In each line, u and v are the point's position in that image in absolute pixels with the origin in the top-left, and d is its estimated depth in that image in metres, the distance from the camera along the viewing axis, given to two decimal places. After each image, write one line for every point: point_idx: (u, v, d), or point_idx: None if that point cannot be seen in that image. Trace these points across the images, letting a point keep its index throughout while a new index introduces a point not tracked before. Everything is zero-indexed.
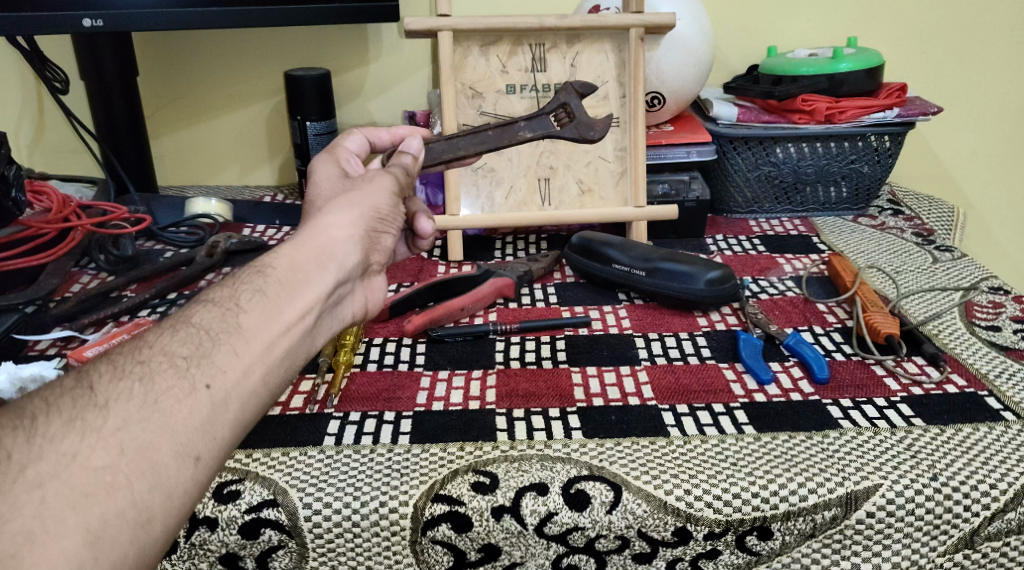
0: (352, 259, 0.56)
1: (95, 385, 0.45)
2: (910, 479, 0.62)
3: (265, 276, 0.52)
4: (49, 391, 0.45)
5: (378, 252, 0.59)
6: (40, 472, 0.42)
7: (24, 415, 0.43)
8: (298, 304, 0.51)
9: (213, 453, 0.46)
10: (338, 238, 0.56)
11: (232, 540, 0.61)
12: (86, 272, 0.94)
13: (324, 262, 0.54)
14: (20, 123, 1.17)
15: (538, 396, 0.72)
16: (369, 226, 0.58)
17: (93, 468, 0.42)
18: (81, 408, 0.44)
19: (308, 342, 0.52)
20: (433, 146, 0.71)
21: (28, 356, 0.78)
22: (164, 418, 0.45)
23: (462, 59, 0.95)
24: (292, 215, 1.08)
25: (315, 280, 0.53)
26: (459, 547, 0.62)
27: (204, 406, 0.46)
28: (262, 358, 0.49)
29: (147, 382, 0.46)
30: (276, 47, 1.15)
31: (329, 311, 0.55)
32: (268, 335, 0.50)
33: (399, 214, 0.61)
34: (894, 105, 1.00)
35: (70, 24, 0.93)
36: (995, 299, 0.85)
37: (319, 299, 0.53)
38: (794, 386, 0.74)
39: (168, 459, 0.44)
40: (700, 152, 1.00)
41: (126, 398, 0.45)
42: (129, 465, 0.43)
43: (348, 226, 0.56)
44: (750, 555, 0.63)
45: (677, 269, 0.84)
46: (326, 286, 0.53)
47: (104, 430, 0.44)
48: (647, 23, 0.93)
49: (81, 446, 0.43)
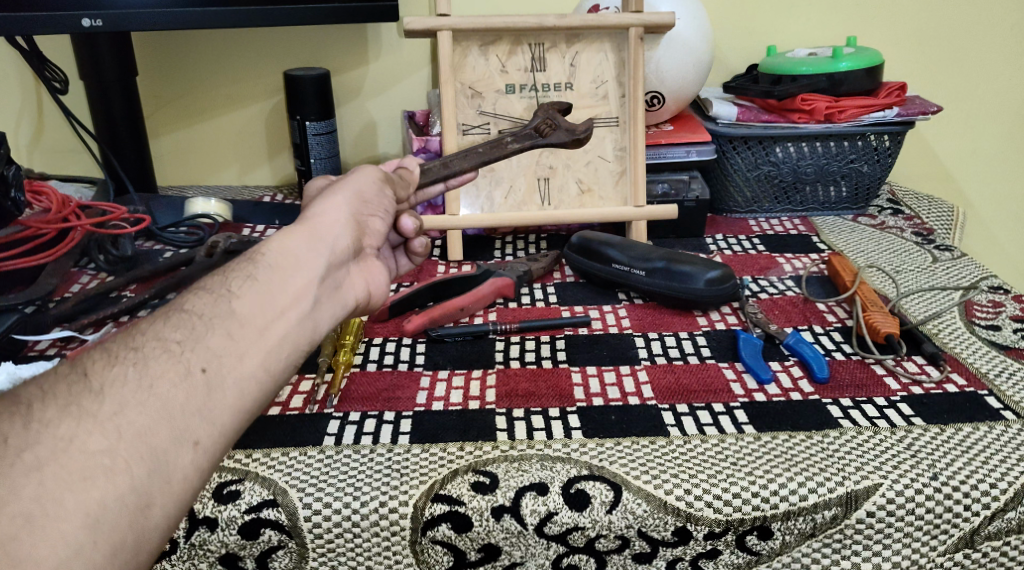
0: (340, 243, 0.57)
1: (90, 372, 0.45)
2: (909, 478, 0.62)
3: (256, 264, 0.53)
4: (43, 379, 0.45)
5: (366, 239, 0.61)
6: (37, 456, 0.42)
7: (20, 402, 0.43)
8: (290, 289, 0.53)
9: (213, 438, 0.47)
10: (321, 226, 0.57)
11: (232, 540, 0.61)
12: (85, 273, 0.94)
13: (313, 249, 0.55)
14: (20, 122, 1.17)
15: (538, 396, 0.72)
16: (349, 214, 0.59)
17: (91, 451, 0.43)
18: (76, 394, 0.44)
19: (309, 326, 0.53)
20: (430, 167, 0.74)
21: (28, 356, 0.78)
22: (161, 402, 0.45)
23: (462, 58, 0.95)
24: (291, 215, 1.08)
25: (308, 263, 0.54)
26: (459, 547, 0.62)
27: (201, 390, 0.47)
28: (259, 344, 0.50)
29: (142, 367, 0.46)
30: (275, 47, 1.15)
31: (328, 296, 0.55)
32: (263, 319, 0.50)
33: (380, 205, 0.63)
34: (894, 104, 1.00)
35: (69, 23, 0.93)
36: (995, 298, 0.85)
37: (312, 283, 0.54)
38: (794, 385, 0.74)
39: (167, 445, 0.45)
40: (700, 152, 1.00)
41: (121, 384, 0.45)
42: (128, 449, 0.44)
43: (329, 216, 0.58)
44: (750, 555, 0.63)
45: (676, 269, 0.84)
46: (318, 271, 0.55)
47: (100, 415, 0.44)
48: (646, 22, 0.93)
49: (76, 431, 0.43)
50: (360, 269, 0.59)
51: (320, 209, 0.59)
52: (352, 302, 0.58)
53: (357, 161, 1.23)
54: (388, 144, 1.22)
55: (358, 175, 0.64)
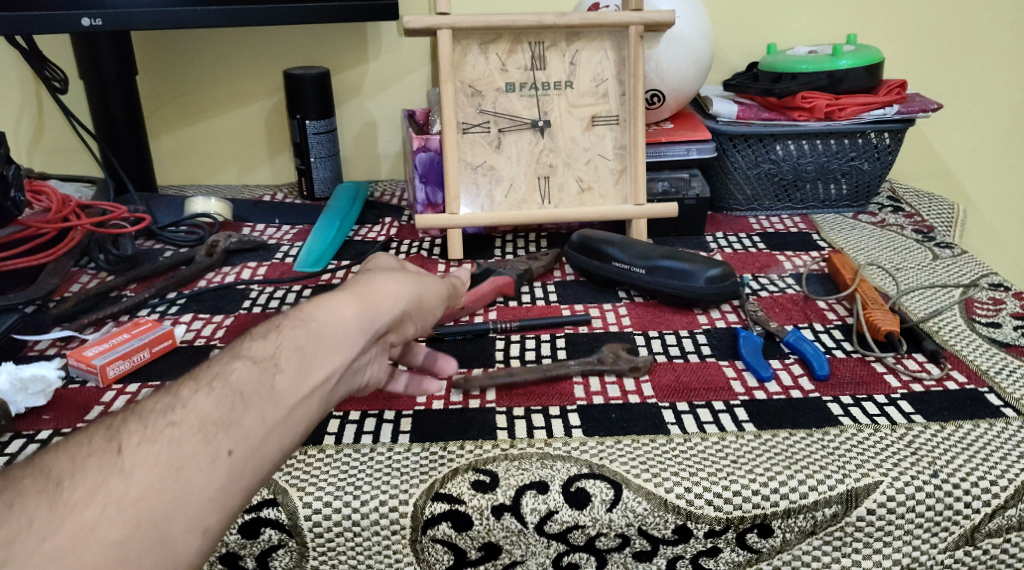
0: (382, 326, 0.58)
1: (122, 448, 0.46)
2: (910, 475, 0.62)
3: (297, 332, 0.54)
4: (75, 450, 0.46)
5: (400, 332, 0.61)
6: (58, 544, 0.42)
7: (48, 479, 0.44)
8: (322, 370, 0.53)
9: (223, 524, 0.47)
10: (378, 311, 0.58)
11: (232, 539, 0.61)
12: (86, 272, 0.93)
13: (358, 329, 0.56)
14: (20, 123, 1.17)
15: (538, 395, 0.72)
16: (406, 307, 0.60)
17: (110, 541, 0.43)
18: (105, 474, 0.45)
19: (322, 408, 0.54)
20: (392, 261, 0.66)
21: (29, 355, 0.78)
22: (184, 485, 0.46)
23: (461, 57, 0.95)
24: (291, 215, 1.08)
25: (345, 343, 0.55)
26: (460, 545, 0.62)
27: (223, 474, 0.47)
28: (280, 429, 0.51)
29: (174, 448, 0.47)
30: (275, 46, 1.15)
31: (351, 377, 0.57)
32: (292, 402, 0.52)
33: (433, 303, 0.64)
34: (894, 102, 1.00)
35: (68, 23, 0.93)
36: (995, 295, 0.85)
37: (343, 365, 0.55)
38: (795, 383, 0.73)
39: (181, 534, 0.45)
40: (700, 150, 1.00)
41: (150, 465, 0.46)
42: (146, 534, 0.44)
43: (388, 300, 0.59)
44: (750, 553, 0.63)
45: (677, 267, 0.84)
46: (352, 355, 0.55)
47: (125, 499, 0.44)
48: (647, 21, 0.93)
49: (99, 517, 0.44)
50: (377, 356, 0.60)
51: (374, 282, 0.60)
52: (360, 387, 0.59)
53: (357, 160, 1.23)
54: (388, 143, 1.22)
55: (429, 281, 0.65)
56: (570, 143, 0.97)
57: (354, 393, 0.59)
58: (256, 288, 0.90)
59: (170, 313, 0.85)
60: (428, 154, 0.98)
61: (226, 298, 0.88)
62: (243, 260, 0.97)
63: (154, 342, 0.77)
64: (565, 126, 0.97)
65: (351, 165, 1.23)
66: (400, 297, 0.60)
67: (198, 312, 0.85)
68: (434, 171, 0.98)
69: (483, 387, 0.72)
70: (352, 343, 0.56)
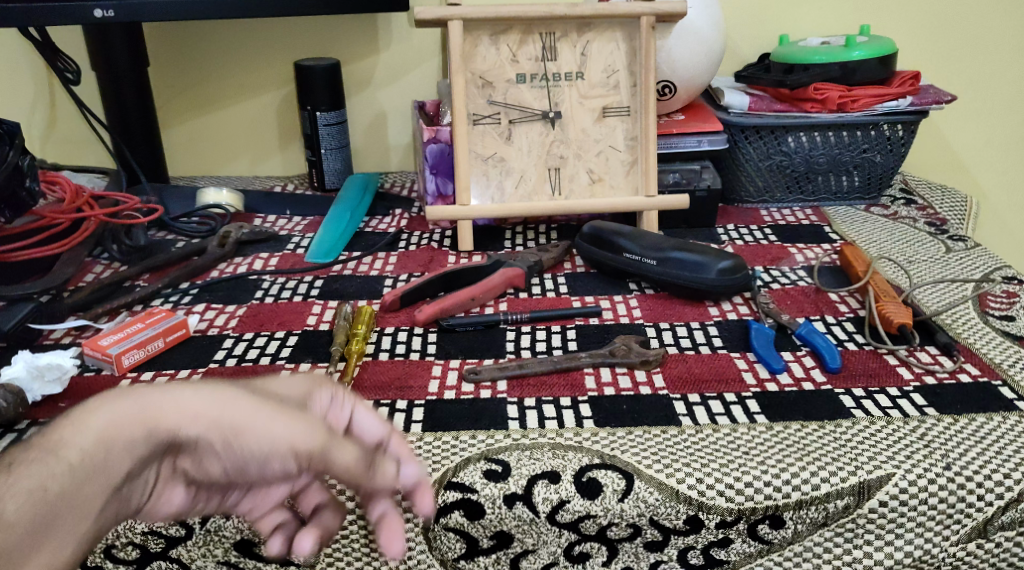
0: (188, 450, 0.48)
1: None
2: (922, 468, 0.62)
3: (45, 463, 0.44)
4: None
5: (206, 460, 0.49)
6: None
7: None
8: (82, 513, 0.45)
9: None
10: (178, 434, 0.47)
11: (247, 526, 0.62)
12: (99, 262, 0.94)
13: (133, 453, 0.46)
14: (33, 114, 1.18)
15: (550, 386, 0.72)
16: (223, 435, 0.48)
17: None
18: None
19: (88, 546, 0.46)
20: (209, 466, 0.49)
21: (44, 344, 0.78)
22: None
23: (472, 48, 0.95)
24: (303, 206, 1.08)
25: (115, 469, 0.46)
26: (472, 534, 0.62)
27: None
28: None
29: None
30: (286, 37, 1.15)
31: (115, 503, 0.47)
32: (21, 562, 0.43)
33: (279, 457, 0.49)
34: (908, 93, 1.00)
35: (81, 14, 0.93)
36: (1009, 289, 0.85)
37: (110, 495, 0.46)
38: (807, 375, 0.73)
39: None
40: (711, 141, 1.00)
41: None
42: None
43: (195, 423, 0.47)
44: (761, 544, 0.63)
45: (687, 259, 0.84)
46: (122, 477, 0.46)
47: None
48: (658, 12, 0.93)
49: None
50: (167, 476, 0.50)
51: (196, 400, 0.48)
52: (126, 514, 0.49)
53: (368, 151, 1.23)
54: (398, 135, 1.22)
55: (277, 423, 0.49)
56: (580, 134, 0.97)
57: (122, 517, 0.49)
58: (267, 278, 0.91)
59: (183, 302, 0.86)
60: (439, 145, 0.97)
61: (238, 288, 0.88)
62: (255, 250, 0.97)
63: (168, 330, 0.78)
64: (576, 117, 0.97)
65: (362, 157, 1.23)
66: (242, 429, 0.48)
67: (211, 302, 0.86)
68: (444, 163, 0.98)
69: (494, 377, 0.72)
70: (122, 469, 0.46)
